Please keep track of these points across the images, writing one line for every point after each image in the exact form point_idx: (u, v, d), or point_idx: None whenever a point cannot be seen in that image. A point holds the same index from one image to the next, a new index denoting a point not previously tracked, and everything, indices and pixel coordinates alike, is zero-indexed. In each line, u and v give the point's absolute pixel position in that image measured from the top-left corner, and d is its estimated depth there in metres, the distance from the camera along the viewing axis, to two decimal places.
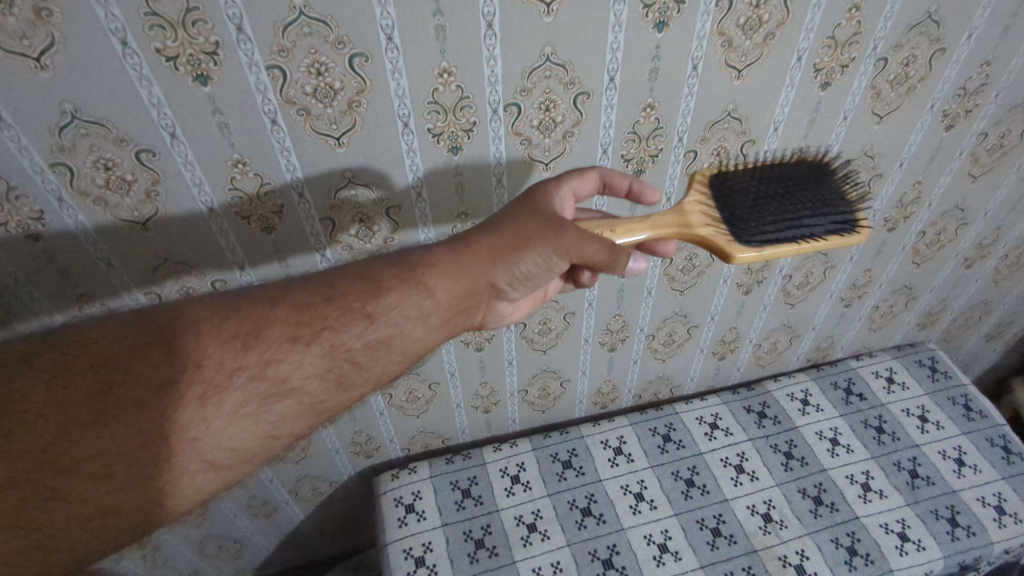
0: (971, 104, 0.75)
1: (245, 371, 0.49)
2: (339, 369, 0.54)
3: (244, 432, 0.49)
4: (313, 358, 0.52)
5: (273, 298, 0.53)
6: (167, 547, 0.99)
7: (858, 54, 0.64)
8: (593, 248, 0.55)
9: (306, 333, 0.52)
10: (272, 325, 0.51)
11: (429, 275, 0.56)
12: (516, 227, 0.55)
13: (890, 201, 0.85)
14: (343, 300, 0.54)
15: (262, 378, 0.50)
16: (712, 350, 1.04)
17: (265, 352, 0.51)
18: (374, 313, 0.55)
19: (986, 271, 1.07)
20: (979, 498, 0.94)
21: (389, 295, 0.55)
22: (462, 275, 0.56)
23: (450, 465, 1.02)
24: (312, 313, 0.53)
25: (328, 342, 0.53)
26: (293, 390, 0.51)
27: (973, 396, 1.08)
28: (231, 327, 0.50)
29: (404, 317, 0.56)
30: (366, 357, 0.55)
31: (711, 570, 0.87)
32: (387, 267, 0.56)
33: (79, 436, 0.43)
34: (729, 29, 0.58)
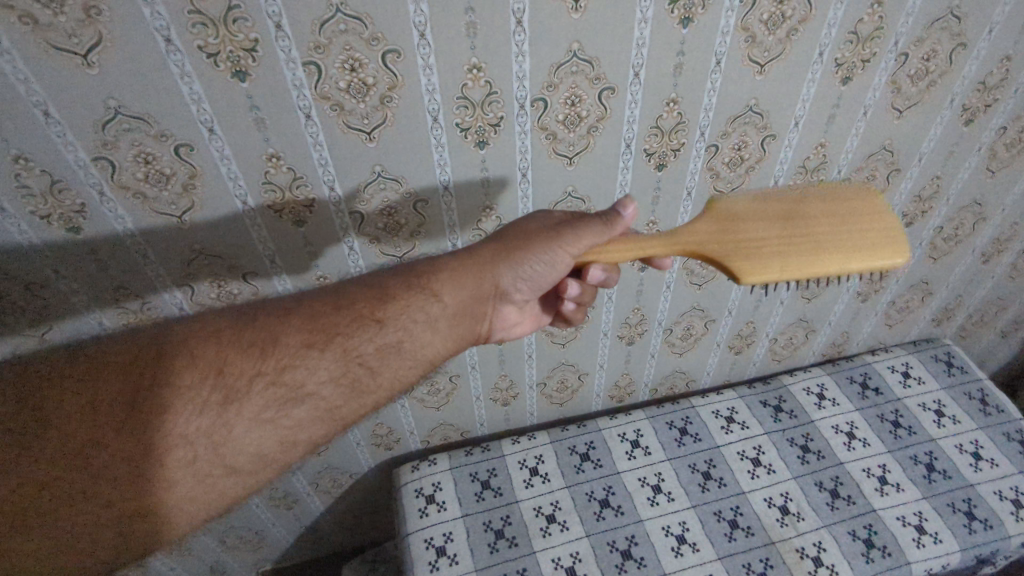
0: (990, 99, 0.75)
1: (265, 376, 0.49)
2: (353, 374, 0.54)
3: (263, 437, 0.48)
4: (328, 363, 0.52)
5: (288, 309, 0.53)
6: (192, 536, 1.01)
7: (879, 49, 0.65)
8: (593, 235, 0.55)
9: (319, 339, 0.53)
10: (288, 333, 0.52)
11: (436, 281, 0.57)
12: (519, 234, 0.58)
13: (908, 196, 0.86)
14: (355, 308, 0.55)
15: (280, 383, 0.50)
16: (728, 345, 1.05)
17: (284, 358, 0.51)
18: (384, 317, 0.55)
19: (1003, 266, 1.07)
20: (996, 491, 0.94)
21: (396, 302, 0.56)
22: (467, 279, 0.58)
23: (470, 457, 1.03)
24: (327, 321, 0.54)
25: (340, 348, 0.53)
26: (311, 394, 0.51)
27: (989, 390, 1.09)
28: (251, 334, 0.51)
29: (413, 322, 0.56)
30: (379, 363, 0.55)
31: (728, 561, 0.88)
32: (395, 277, 0.58)
33: (104, 438, 0.42)
34: (753, 24, 0.59)
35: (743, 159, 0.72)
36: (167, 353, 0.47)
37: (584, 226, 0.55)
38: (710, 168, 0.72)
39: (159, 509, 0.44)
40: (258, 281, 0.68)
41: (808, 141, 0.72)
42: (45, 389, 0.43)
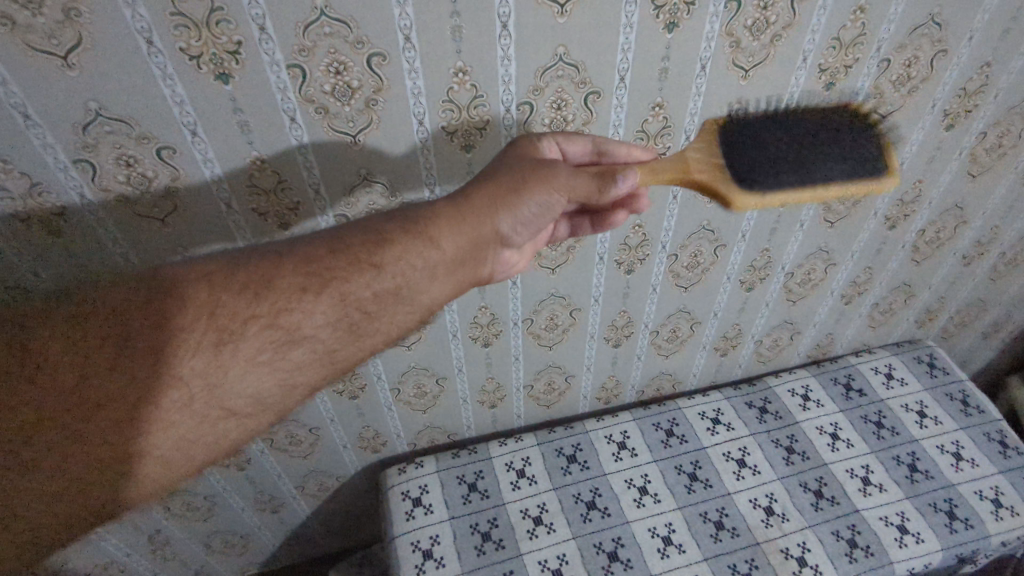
0: (971, 104, 0.76)
1: (258, 320, 0.47)
2: (350, 319, 0.51)
3: (260, 381, 0.47)
4: (323, 308, 0.49)
5: (282, 251, 0.50)
6: (176, 541, 1.00)
7: (862, 55, 0.66)
8: (585, 181, 0.56)
9: (314, 282, 0.49)
10: (283, 276, 0.48)
11: (437, 224, 0.53)
12: (519, 172, 0.55)
13: (891, 200, 0.87)
14: (353, 251, 0.51)
15: (276, 327, 0.47)
16: (715, 346, 1.06)
17: (276, 301, 0.48)
18: (381, 261, 0.51)
19: (984, 268, 1.08)
20: (977, 491, 0.95)
21: (395, 245, 0.52)
22: (467, 219, 0.54)
23: (457, 459, 1.03)
24: (323, 263, 0.50)
25: (337, 292, 0.50)
26: (306, 339, 0.49)
27: (970, 391, 1.10)
28: (243, 275, 0.47)
29: (411, 268, 0.52)
30: (376, 307, 0.52)
31: (714, 563, 0.89)
32: (393, 217, 0.53)
33: (95, 383, 0.41)
34: (737, 29, 0.59)
35: None
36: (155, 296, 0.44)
37: (579, 179, 0.56)
38: None
39: (152, 450, 0.44)
40: None
41: None
42: (27, 329, 0.40)
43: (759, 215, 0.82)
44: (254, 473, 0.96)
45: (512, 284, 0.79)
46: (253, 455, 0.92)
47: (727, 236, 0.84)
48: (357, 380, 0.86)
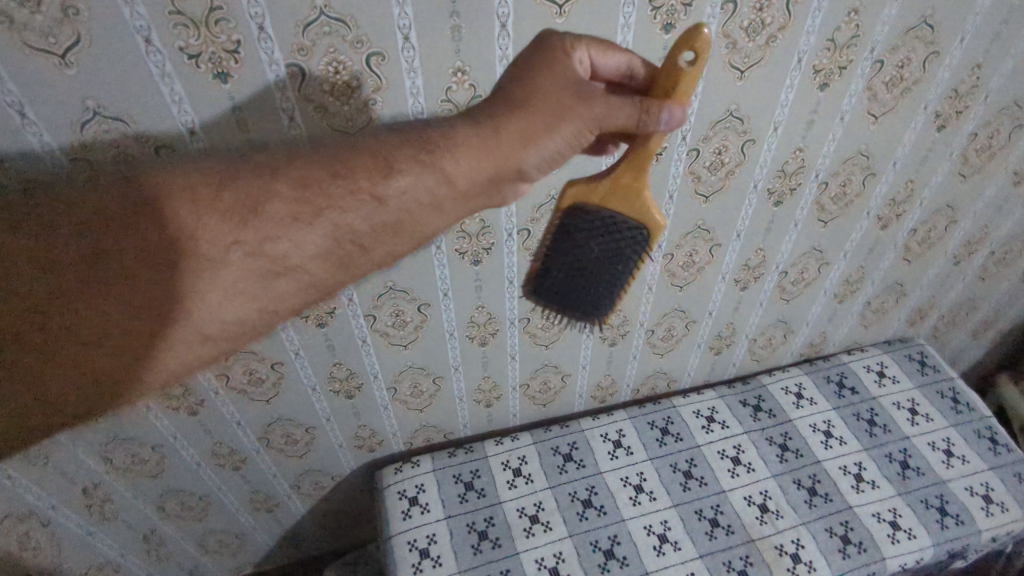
0: (962, 105, 0.77)
1: (244, 247, 0.44)
2: (339, 249, 0.47)
3: (239, 306, 0.46)
4: (315, 238, 0.46)
5: (275, 168, 0.45)
6: (171, 541, 0.99)
7: (856, 57, 0.66)
8: (625, 120, 0.43)
9: (307, 211, 0.45)
10: (271, 199, 0.44)
11: (447, 159, 0.45)
12: (545, 103, 0.44)
13: (883, 199, 0.88)
14: (354, 181, 0.45)
15: (263, 255, 0.45)
16: (709, 345, 1.06)
17: (264, 228, 0.44)
18: (383, 193, 0.45)
19: (974, 268, 1.10)
20: (967, 487, 0.97)
21: (401, 176, 0.45)
22: (479, 157, 0.45)
23: (453, 458, 1.03)
24: (320, 190, 0.45)
25: (332, 222, 0.46)
26: (292, 269, 0.46)
27: (961, 388, 1.12)
28: (232, 194, 0.44)
29: (415, 204, 0.46)
30: (372, 241, 0.48)
31: (709, 560, 0.89)
32: (403, 138, 0.46)
33: (70, 304, 0.40)
34: (733, 31, 0.60)
35: (723, 163, 0.73)
36: (136, 208, 0.42)
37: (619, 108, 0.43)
38: (690, 172, 0.73)
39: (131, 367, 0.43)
40: None
41: (786, 146, 0.74)
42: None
43: (754, 215, 0.82)
44: (249, 472, 0.96)
45: (509, 283, 0.80)
46: (249, 454, 0.92)
47: (722, 236, 0.84)
48: (354, 379, 0.86)
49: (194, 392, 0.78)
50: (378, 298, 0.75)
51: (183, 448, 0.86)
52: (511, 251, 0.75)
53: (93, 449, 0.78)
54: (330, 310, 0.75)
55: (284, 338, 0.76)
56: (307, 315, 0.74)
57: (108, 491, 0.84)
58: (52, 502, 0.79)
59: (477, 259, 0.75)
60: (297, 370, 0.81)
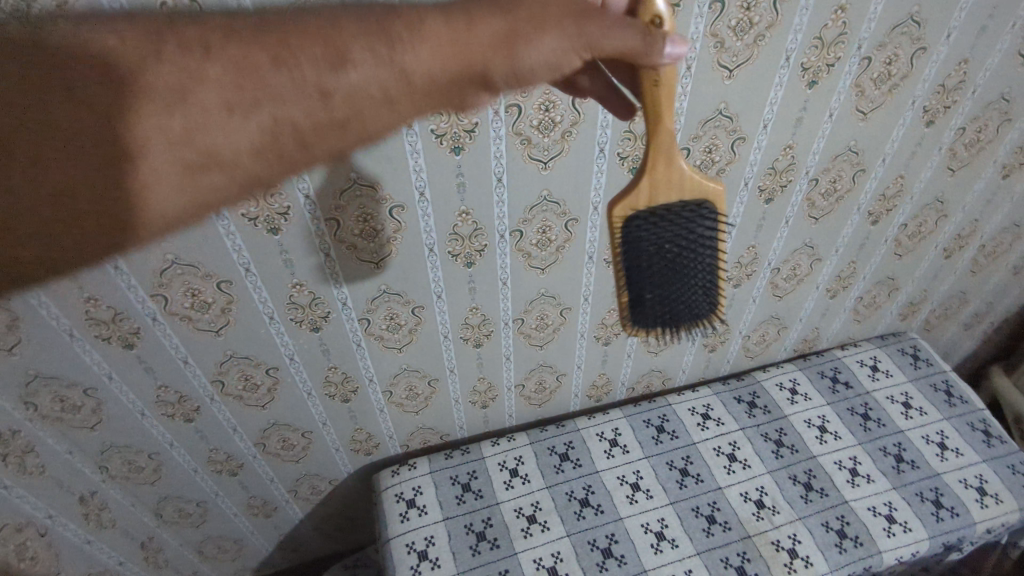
0: (950, 100, 0.78)
1: (167, 137, 0.37)
2: (278, 143, 0.40)
3: (164, 198, 0.38)
4: (250, 131, 0.38)
5: (208, 46, 0.37)
6: (169, 548, 0.99)
7: (844, 54, 0.67)
8: (619, 46, 0.39)
9: (243, 99, 0.38)
10: (202, 84, 0.37)
11: (407, 52, 0.38)
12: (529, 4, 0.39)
13: (874, 194, 0.88)
14: (299, 71, 0.38)
15: (188, 145, 0.37)
16: (703, 342, 1.07)
17: (189, 116, 0.37)
18: (332, 88, 0.38)
19: (965, 261, 1.10)
20: (962, 479, 0.97)
21: (355, 69, 0.38)
22: (448, 53, 0.39)
23: (450, 460, 1.03)
24: (259, 78, 0.37)
25: (270, 115, 0.38)
26: (224, 163, 0.39)
27: (954, 381, 1.12)
28: (156, 74, 0.36)
29: (365, 102, 0.39)
30: (317, 138, 0.40)
31: (707, 557, 0.90)
32: (362, 22, 0.39)
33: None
34: (721, 30, 0.60)
35: (714, 161, 0.73)
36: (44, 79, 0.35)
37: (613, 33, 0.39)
38: None
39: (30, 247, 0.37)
40: (233, 290, 0.68)
41: (775, 144, 0.74)
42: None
43: (746, 212, 0.83)
44: (246, 478, 0.96)
45: (503, 284, 0.80)
46: (245, 459, 0.92)
47: None
48: (349, 382, 0.86)
49: (189, 398, 0.78)
50: (372, 301, 0.75)
51: (179, 454, 0.86)
52: (504, 252, 0.75)
53: (89, 457, 0.78)
54: (324, 314, 0.75)
55: (278, 343, 0.76)
56: (301, 319, 0.74)
57: (104, 500, 0.84)
58: (50, 512, 0.76)
59: (471, 261, 0.75)
60: (292, 374, 0.81)
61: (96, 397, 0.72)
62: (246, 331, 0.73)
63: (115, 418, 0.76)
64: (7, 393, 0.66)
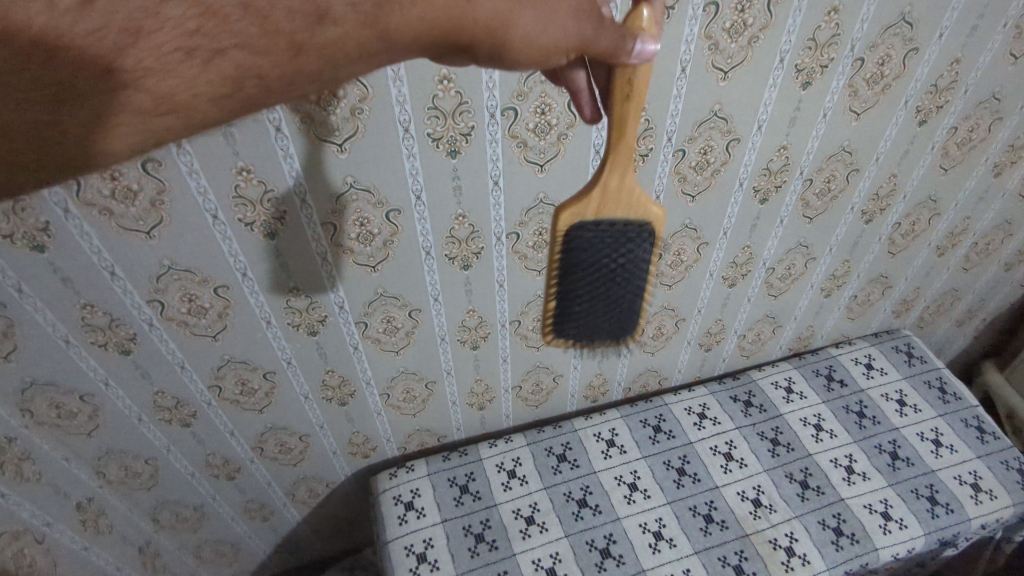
0: (942, 100, 0.78)
1: (119, 77, 0.32)
2: (239, 93, 0.35)
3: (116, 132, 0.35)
4: (208, 79, 0.33)
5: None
6: (166, 553, 0.99)
7: (837, 55, 0.67)
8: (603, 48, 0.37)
9: (202, 44, 0.32)
10: (160, 24, 0.31)
11: (394, 10, 0.34)
12: None
13: (867, 194, 0.89)
14: (271, 23, 0.33)
15: (142, 87, 0.33)
16: (699, 342, 1.07)
17: (144, 57, 0.32)
18: (306, 42, 0.34)
19: (957, 259, 1.11)
20: (956, 476, 0.98)
21: (336, 24, 0.33)
22: (441, 11, 0.34)
23: (447, 462, 1.03)
24: (225, 25, 0.32)
25: (233, 66, 0.33)
26: (179, 107, 0.34)
27: (947, 378, 1.13)
28: (107, 9, 0.31)
29: (341, 57, 0.35)
30: (283, 89, 0.36)
31: (704, 556, 0.90)
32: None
33: None
34: (715, 32, 0.60)
35: (709, 162, 0.74)
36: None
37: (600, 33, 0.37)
38: (676, 172, 0.73)
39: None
40: (230, 295, 0.67)
41: (770, 144, 0.75)
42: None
43: (741, 213, 0.83)
44: (244, 482, 0.96)
45: (499, 286, 0.80)
46: (243, 463, 0.92)
47: (709, 234, 0.85)
48: (347, 386, 0.86)
49: (186, 403, 0.78)
50: (368, 305, 0.75)
51: (177, 459, 0.85)
52: (501, 254, 0.75)
53: (85, 463, 0.77)
54: (321, 317, 0.75)
55: (275, 347, 0.76)
56: (298, 323, 0.74)
57: (102, 505, 0.83)
58: (47, 518, 0.76)
59: (468, 263, 0.75)
60: (289, 379, 0.81)
61: (93, 403, 0.72)
62: (243, 336, 0.73)
63: (112, 424, 0.76)
64: (3, 401, 0.66)
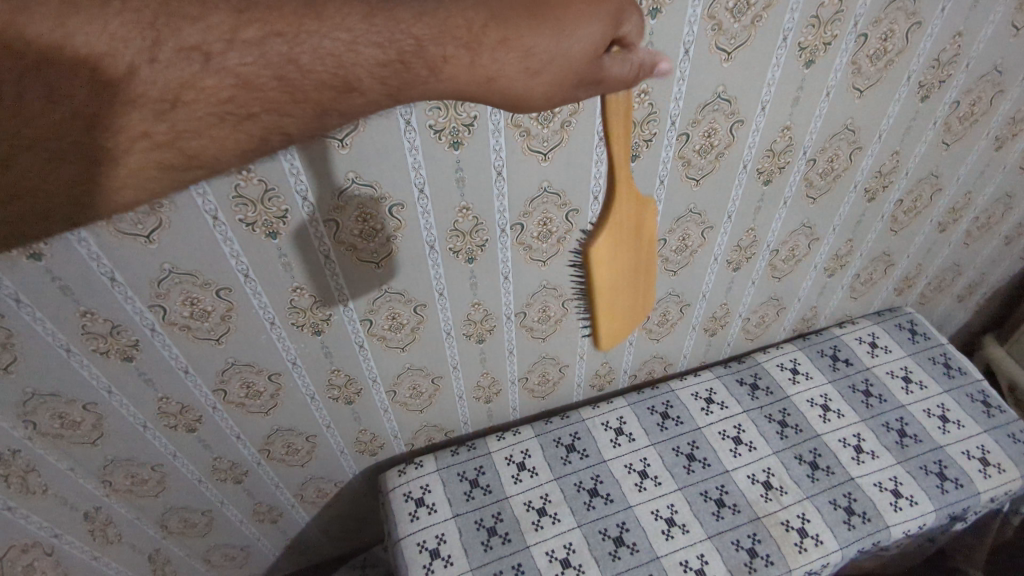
0: (944, 74, 0.78)
1: (151, 139, 0.34)
2: (259, 145, 0.36)
3: (139, 180, 0.35)
4: (234, 137, 0.35)
5: (208, 51, 0.32)
6: (175, 559, 0.98)
7: (840, 32, 0.66)
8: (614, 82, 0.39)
9: (235, 110, 0.34)
10: (197, 95, 0.33)
11: (416, 85, 0.36)
12: (548, 54, 0.35)
13: (870, 171, 0.88)
14: (301, 92, 0.34)
15: (172, 146, 0.34)
16: (704, 327, 1.07)
17: (180, 122, 0.33)
18: (330, 106, 0.36)
19: (959, 234, 1.11)
20: (965, 451, 0.98)
21: (362, 94, 0.35)
22: (462, 85, 0.36)
23: (456, 456, 1.02)
24: (258, 94, 0.34)
25: (262, 125, 0.35)
26: (207, 163, 0.36)
27: (952, 354, 1.13)
28: (149, 80, 0.32)
29: (364, 112, 0.37)
30: (307, 136, 0.38)
31: (717, 540, 0.90)
32: (378, 49, 0.34)
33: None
34: (718, 12, 0.59)
35: (713, 145, 0.73)
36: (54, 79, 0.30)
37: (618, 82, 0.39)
38: (680, 156, 0.73)
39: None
40: (233, 297, 0.66)
41: (773, 124, 0.74)
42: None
43: (745, 195, 0.82)
44: (252, 485, 0.95)
45: (504, 278, 0.79)
46: (250, 466, 0.91)
47: (715, 217, 0.84)
48: (353, 384, 0.86)
49: (191, 407, 0.77)
50: (373, 302, 0.75)
51: (185, 465, 0.84)
52: (506, 246, 0.74)
53: (92, 473, 0.76)
54: (326, 316, 0.74)
55: (279, 348, 0.75)
56: (303, 323, 0.73)
57: (110, 514, 0.82)
58: (56, 530, 0.77)
59: (472, 256, 0.74)
60: (295, 379, 0.80)
61: (96, 412, 0.71)
62: (248, 338, 0.72)
63: (117, 433, 0.74)
64: (5, 413, 0.64)
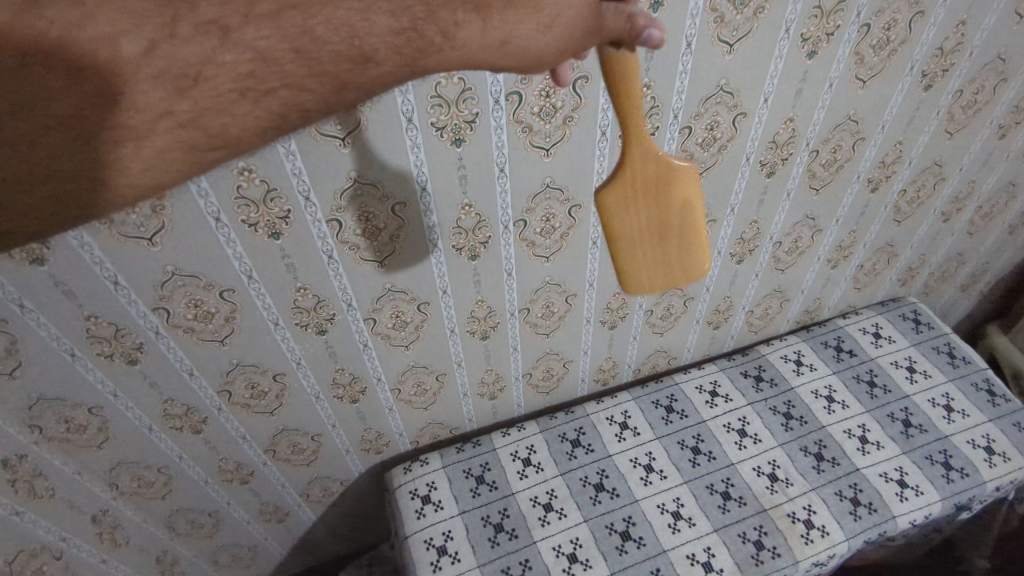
0: (947, 63, 0.77)
1: (174, 118, 0.31)
2: (274, 121, 0.34)
3: (153, 164, 0.32)
4: (254, 113, 0.33)
5: (225, 26, 0.30)
6: (183, 560, 0.98)
7: (843, 22, 0.66)
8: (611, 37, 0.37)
9: (256, 85, 0.31)
10: (218, 71, 0.30)
11: (431, 53, 0.34)
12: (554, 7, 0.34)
13: (873, 161, 0.88)
14: (319, 65, 0.32)
15: (195, 126, 0.31)
16: (707, 320, 1.06)
17: (203, 100, 0.30)
18: (348, 81, 0.34)
19: (962, 223, 1.11)
20: (970, 440, 0.98)
21: (378, 66, 0.33)
22: (475, 51, 0.35)
23: (462, 453, 1.02)
24: (276, 68, 0.31)
25: (279, 100, 0.33)
26: (228, 142, 0.33)
27: (956, 343, 1.13)
28: (167, 58, 0.29)
29: (379, 88, 0.35)
30: (322, 113, 0.35)
31: (724, 533, 0.90)
32: (391, 17, 0.32)
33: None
34: (720, 4, 0.59)
35: (715, 139, 0.72)
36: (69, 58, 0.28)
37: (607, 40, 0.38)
38: (682, 150, 0.72)
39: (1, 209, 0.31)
40: (236, 298, 0.66)
41: (776, 116, 0.73)
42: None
43: (748, 188, 0.82)
44: (257, 485, 0.95)
45: (508, 275, 0.79)
46: (256, 467, 0.91)
47: (717, 211, 0.84)
48: (357, 383, 0.85)
49: (197, 409, 0.77)
50: (377, 301, 0.74)
51: (191, 468, 0.85)
52: (508, 243, 0.74)
53: (98, 476, 0.77)
54: (330, 316, 0.73)
55: (284, 348, 0.75)
56: (306, 323, 0.73)
57: (117, 517, 0.83)
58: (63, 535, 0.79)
59: (475, 253, 0.74)
60: (299, 379, 0.80)
61: (101, 416, 0.71)
62: (251, 339, 0.71)
63: (122, 436, 0.74)
64: (11, 419, 0.64)
